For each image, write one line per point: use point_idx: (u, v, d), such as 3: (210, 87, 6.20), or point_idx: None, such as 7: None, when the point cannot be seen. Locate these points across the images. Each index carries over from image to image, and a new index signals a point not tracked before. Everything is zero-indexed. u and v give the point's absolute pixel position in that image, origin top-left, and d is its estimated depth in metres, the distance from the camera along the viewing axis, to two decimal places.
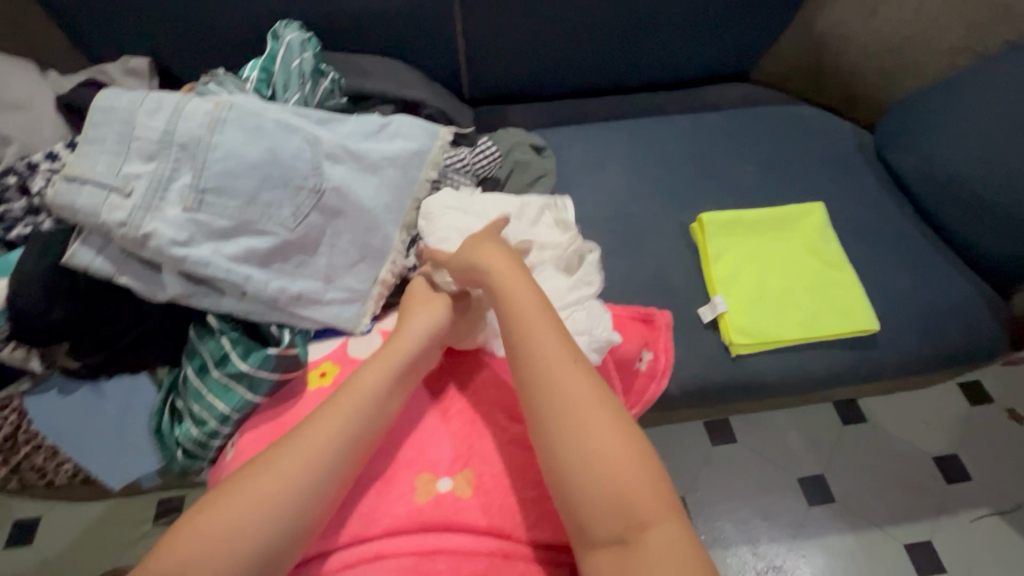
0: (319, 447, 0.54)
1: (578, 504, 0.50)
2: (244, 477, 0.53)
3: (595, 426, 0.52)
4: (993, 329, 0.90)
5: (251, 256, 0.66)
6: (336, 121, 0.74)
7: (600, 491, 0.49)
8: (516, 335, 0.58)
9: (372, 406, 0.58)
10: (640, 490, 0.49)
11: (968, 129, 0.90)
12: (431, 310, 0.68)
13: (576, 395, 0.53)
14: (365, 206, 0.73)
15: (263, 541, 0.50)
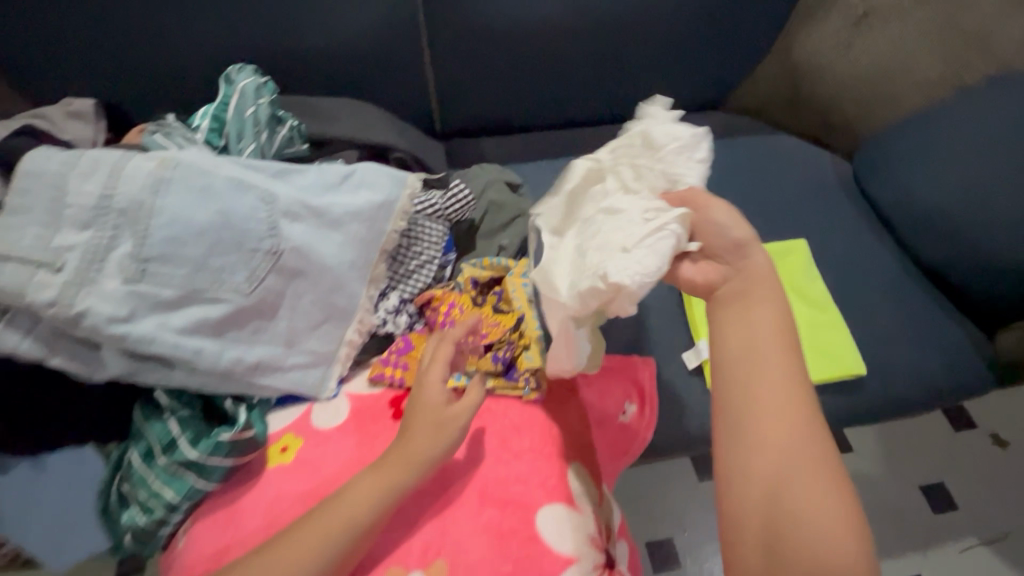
0: (314, 546, 0.54)
1: (737, 522, 0.50)
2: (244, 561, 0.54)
3: (775, 450, 0.50)
4: (978, 366, 0.89)
5: (202, 327, 0.61)
6: (295, 173, 0.69)
7: (768, 523, 0.49)
8: (736, 338, 0.56)
9: (367, 522, 0.56)
10: (823, 543, 0.46)
11: (949, 163, 0.89)
12: (430, 426, 0.61)
13: (772, 415, 0.52)
14: (328, 264, 0.68)
15: None
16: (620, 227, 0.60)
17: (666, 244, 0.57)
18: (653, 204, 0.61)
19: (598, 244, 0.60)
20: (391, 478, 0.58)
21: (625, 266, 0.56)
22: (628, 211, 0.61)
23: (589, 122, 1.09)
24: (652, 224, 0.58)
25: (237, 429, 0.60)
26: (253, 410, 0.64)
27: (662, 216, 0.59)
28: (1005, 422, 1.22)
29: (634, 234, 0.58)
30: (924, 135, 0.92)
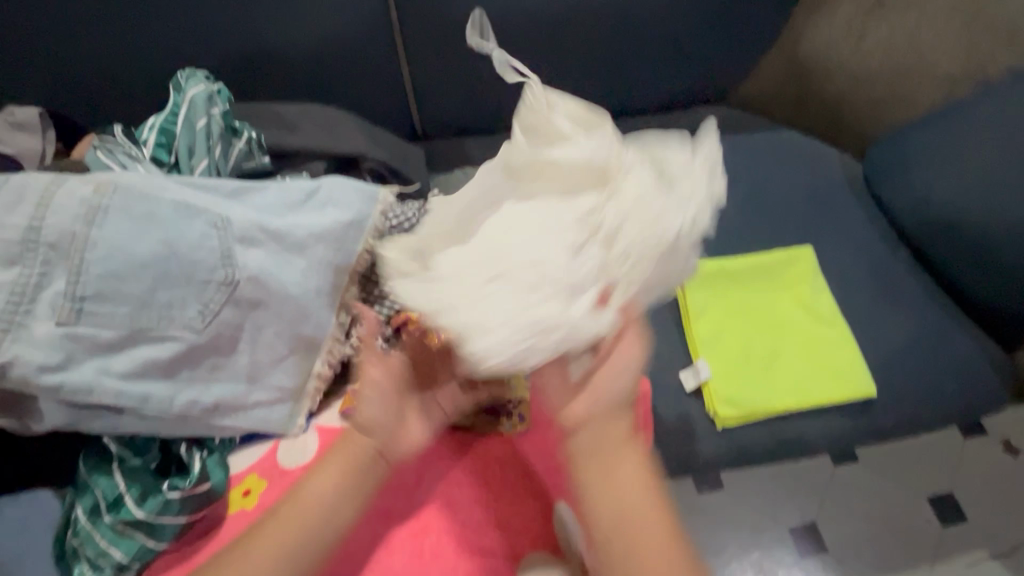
0: None
1: None
2: None
3: None
4: (994, 383, 0.83)
5: (150, 369, 0.55)
6: (253, 192, 0.63)
7: None
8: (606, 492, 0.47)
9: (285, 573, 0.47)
10: None
11: (970, 163, 0.82)
12: (348, 484, 0.50)
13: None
14: (290, 293, 0.62)
15: None
16: (523, 275, 0.46)
17: (540, 342, 0.44)
18: (582, 297, 0.45)
19: (496, 268, 0.46)
20: (299, 530, 0.48)
21: (477, 328, 0.45)
22: (546, 262, 0.46)
23: None
24: (557, 309, 0.44)
25: (190, 482, 0.56)
26: (211, 457, 0.59)
27: (571, 311, 0.44)
28: None
29: (521, 320, 0.44)
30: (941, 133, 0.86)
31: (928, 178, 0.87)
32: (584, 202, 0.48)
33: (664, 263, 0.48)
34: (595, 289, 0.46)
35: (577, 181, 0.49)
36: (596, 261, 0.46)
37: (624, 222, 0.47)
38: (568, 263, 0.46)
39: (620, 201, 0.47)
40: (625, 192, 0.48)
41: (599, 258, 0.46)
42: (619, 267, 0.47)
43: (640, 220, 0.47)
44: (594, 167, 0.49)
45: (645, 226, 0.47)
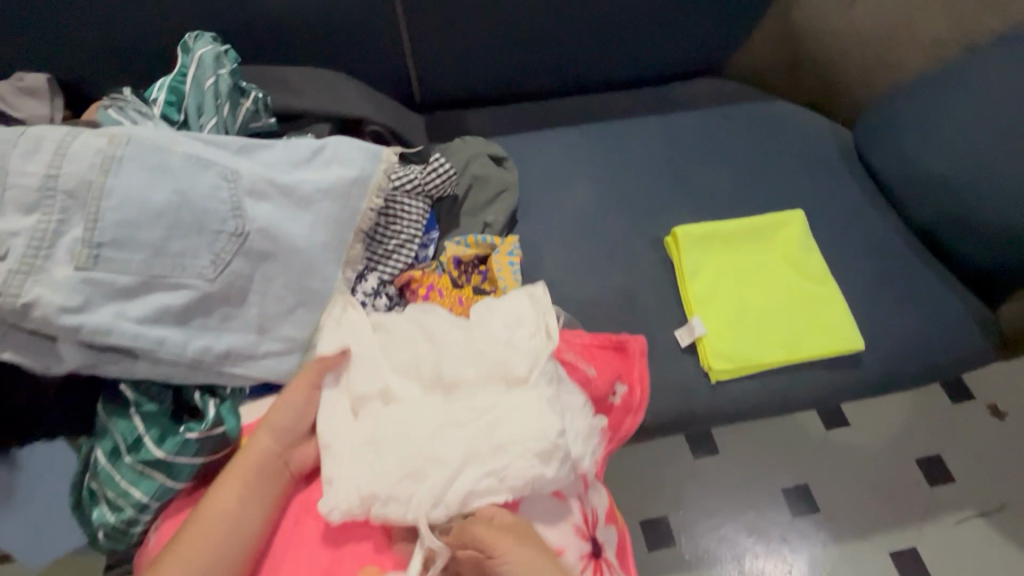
0: None
1: None
2: None
3: None
4: (979, 340, 0.86)
5: (165, 314, 0.57)
6: (260, 149, 0.65)
7: None
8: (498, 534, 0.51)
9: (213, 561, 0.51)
10: None
11: (955, 128, 0.85)
12: (251, 486, 0.55)
13: None
14: (298, 246, 0.64)
15: None
16: (410, 429, 0.55)
17: (409, 471, 0.53)
18: (474, 478, 0.53)
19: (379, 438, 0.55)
20: (216, 523, 0.52)
21: (359, 467, 0.54)
22: (416, 443, 0.54)
23: (577, 91, 1.04)
24: (417, 483, 0.53)
25: (207, 426, 0.58)
26: (224, 403, 0.61)
27: (452, 486, 0.53)
28: (1004, 393, 1.20)
29: (394, 473, 0.53)
30: (928, 100, 0.89)
31: (918, 142, 0.89)
32: (476, 396, 0.58)
33: (540, 465, 0.54)
34: (466, 458, 0.53)
35: (483, 368, 0.60)
36: (479, 449, 0.54)
37: (501, 429, 0.55)
38: (438, 438, 0.54)
39: (502, 405, 0.56)
40: (512, 402, 0.57)
41: (486, 451, 0.54)
42: (497, 461, 0.53)
43: (518, 427, 0.55)
44: (504, 367, 0.60)
45: (525, 429, 0.54)
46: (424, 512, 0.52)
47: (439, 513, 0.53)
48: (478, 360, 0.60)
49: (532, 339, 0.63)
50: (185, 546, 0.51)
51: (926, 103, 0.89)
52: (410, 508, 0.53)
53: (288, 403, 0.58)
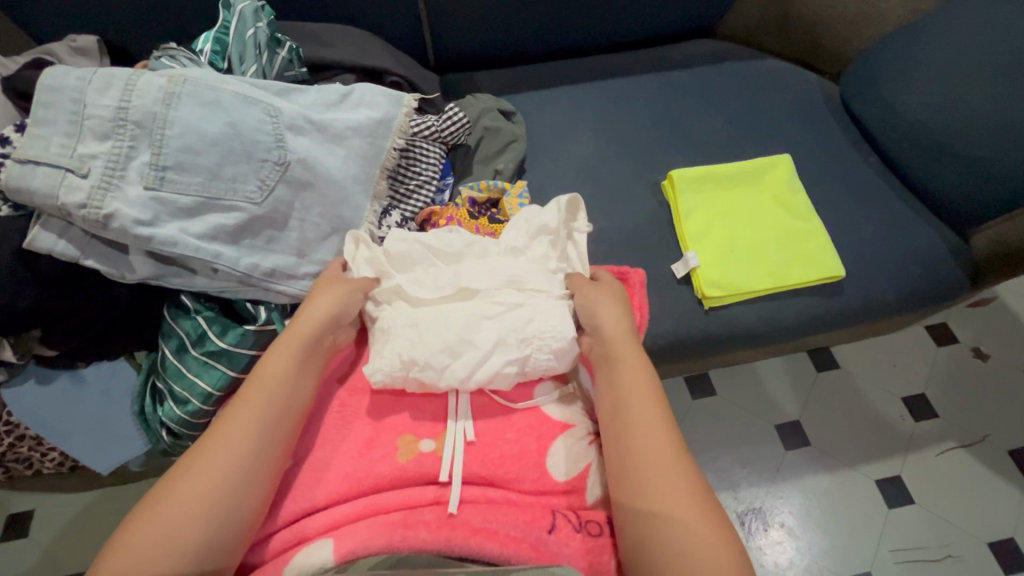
0: (240, 430, 0.53)
1: (637, 458, 0.55)
2: (167, 485, 0.50)
3: (636, 379, 0.60)
4: (954, 270, 0.93)
5: (219, 233, 0.65)
6: (297, 92, 0.73)
7: (647, 457, 0.54)
8: (608, 335, 0.63)
9: (287, 389, 0.57)
10: (666, 469, 0.53)
11: (930, 74, 0.92)
12: (304, 356, 0.60)
13: (635, 385, 0.59)
14: (332, 177, 0.72)
15: (224, 497, 0.50)
16: (444, 316, 0.63)
17: (439, 346, 0.61)
18: (499, 361, 0.62)
19: (415, 319, 0.63)
20: (294, 348, 0.59)
21: (401, 341, 0.62)
22: (450, 326, 0.62)
23: (580, 51, 1.11)
24: (452, 357, 0.61)
25: (261, 322, 0.69)
26: (274, 311, 0.71)
27: (483, 364, 0.61)
28: (988, 336, 1.27)
29: (433, 345, 0.61)
30: (908, 48, 0.95)
31: (898, 89, 0.96)
32: (499, 294, 0.66)
33: (556, 360, 0.64)
34: (494, 342, 0.62)
35: (502, 279, 0.67)
36: (508, 339, 0.62)
37: (528, 324, 0.63)
38: (471, 327, 0.62)
39: (527, 304, 0.65)
40: (536, 306, 0.65)
41: (513, 342, 0.62)
42: (521, 349, 0.62)
43: (543, 325, 0.63)
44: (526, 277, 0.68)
45: (549, 327, 0.63)
46: (458, 381, 0.61)
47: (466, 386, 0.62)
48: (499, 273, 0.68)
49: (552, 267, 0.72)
50: (257, 399, 0.55)
51: (906, 52, 0.96)
52: (441, 372, 0.61)
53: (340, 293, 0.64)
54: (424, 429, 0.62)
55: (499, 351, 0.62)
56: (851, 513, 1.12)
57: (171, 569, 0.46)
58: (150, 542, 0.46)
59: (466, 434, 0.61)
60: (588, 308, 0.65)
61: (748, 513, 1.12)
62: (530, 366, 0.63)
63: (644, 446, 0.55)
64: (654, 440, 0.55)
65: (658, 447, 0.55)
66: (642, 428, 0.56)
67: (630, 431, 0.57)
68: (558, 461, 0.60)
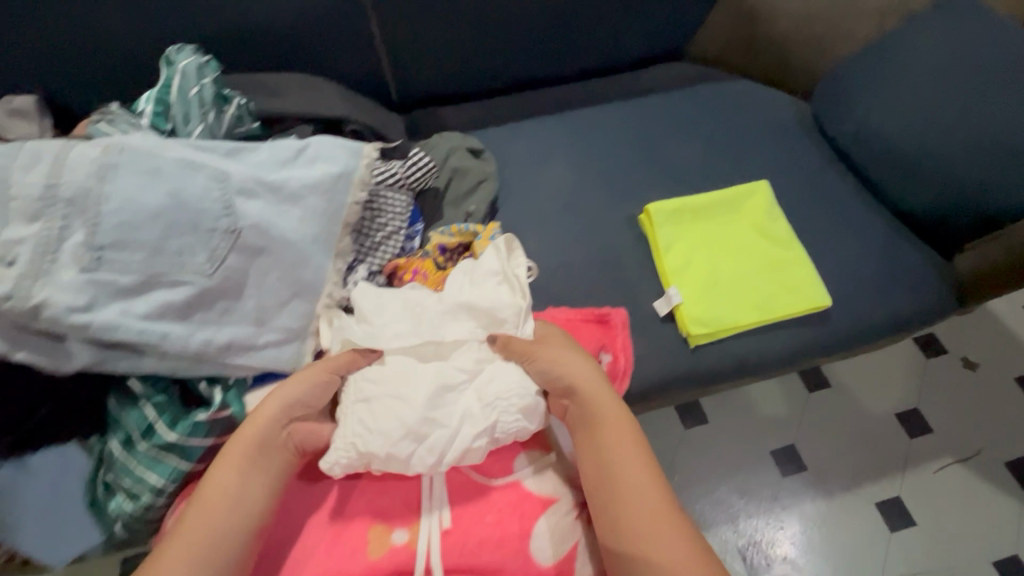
0: (189, 544, 0.50)
1: (628, 530, 0.52)
2: None
3: (614, 439, 0.57)
4: (940, 289, 0.91)
5: (167, 310, 0.61)
6: (246, 151, 0.69)
7: (639, 525, 0.52)
8: (581, 390, 0.60)
9: (234, 500, 0.53)
10: (656, 538, 0.51)
11: (900, 94, 0.91)
12: (255, 463, 0.55)
13: (613, 445, 0.57)
14: (289, 240, 0.68)
15: None
16: (399, 389, 0.60)
17: (402, 427, 0.57)
18: (468, 436, 0.58)
19: (372, 398, 0.60)
20: (243, 453, 0.55)
21: (356, 424, 0.58)
22: (411, 404, 0.59)
23: (547, 82, 1.08)
24: (415, 442, 0.57)
25: (213, 409, 0.63)
26: (230, 390, 0.66)
27: (452, 442, 0.58)
28: (974, 344, 1.26)
29: (393, 430, 0.57)
30: (875, 66, 0.94)
31: (868, 108, 0.94)
32: (460, 358, 0.64)
33: (527, 420, 0.60)
34: (461, 416, 0.59)
35: (472, 329, 0.68)
36: (474, 409, 0.60)
37: (490, 387, 0.61)
38: (434, 401, 0.59)
39: (487, 367, 0.63)
40: (494, 368, 0.63)
41: (478, 410, 0.60)
42: (488, 417, 0.59)
43: (503, 384, 0.61)
44: (493, 314, 0.68)
45: (511, 387, 0.61)
46: (427, 469, 0.57)
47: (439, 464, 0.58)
48: (464, 317, 0.69)
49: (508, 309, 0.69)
50: (202, 514, 0.52)
51: (876, 71, 0.94)
52: (406, 460, 0.57)
53: (294, 386, 0.60)
54: (398, 510, 0.58)
55: (469, 423, 0.59)
56: (853, 540, 1.08)
57: None
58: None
59: (442, 522, 0.57)
60: (546, 368, 0.62)
61: (749, 547, 1.08)
62: (501, 430, 0.60)
63: (631, 515, 0.53)
64: (638, 507, 0.53)
65: (644, 534, 0.52)
66: (627, 505, 0.54)
67: (614, 497, 0.54)
68: (543, 546, 0.56)
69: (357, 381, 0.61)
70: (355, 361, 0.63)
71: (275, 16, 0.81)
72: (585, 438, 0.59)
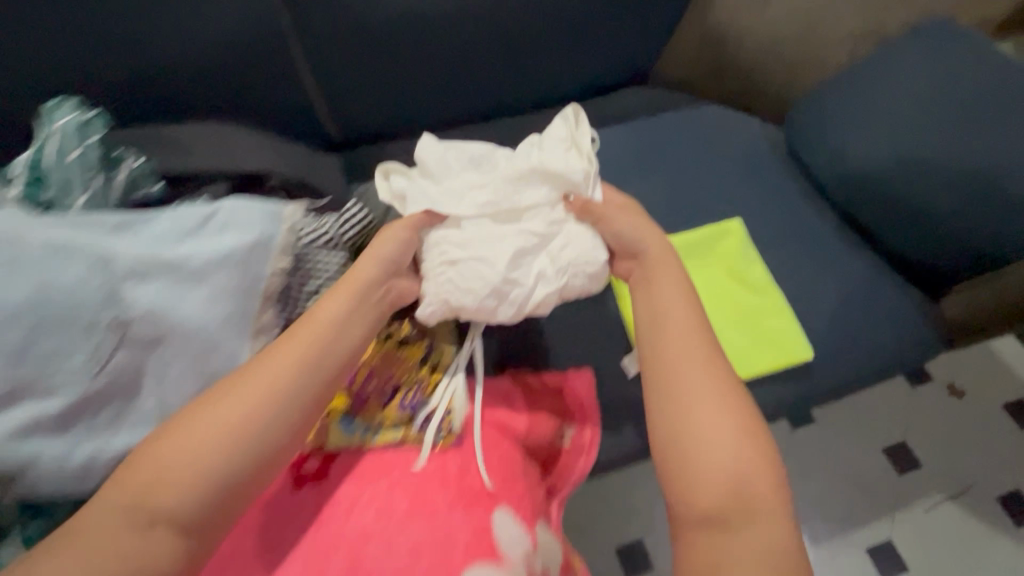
0: (275, 370, 0.50)
1: (690, 413, 0.52)
2: (197, 410, 0.48)
3: (677, 323, 0.58)
4: (926, 333, 0.85)
5: (37, 427, 0.51)
6: (140, 223, 0.59)
7: (701, 412, 0.52)
8: (655, 270, 0.62)
9: (332, 335, 0.54)
10: (716, 417, 0.51)
11: (877, 124, 0.85)
12: (355, 302, 0.57)
13: (679, 324, 0.58)
14: (194, 326, 0.58)
15: (256, 442, 0.48)
16: (483, 253, 0.63)
17: (484, 286, 0.62)
18: (545, 293, 0.64)
19: (462, 252, 0.63)
20: (351, 290, 0.57)
21: (449, 280, 0.62)
22: (494, 266, 0.62)
23: (501, 113, 1.00)
24: (499, 300, 0.63)
25: None
26: None
27: (529, 299, 0.63)
28: (959, 370, 1.21)
29: (480, 289, 0.62)
30: (850, 96, 0.88)
31: (844, 138, 0.88)
32: (533, 220, 0.65)
33: (589, 283, 0.66)
34: (536, 276, 0.64)
35: (545, 193, 0.66)
36: (548, 271, 0.64)
37: (564, 251, 0.64)
38: (514, 264, 0.63)
39: (563, 231, 0.65)
40: (568, 231, 0.65)
41: (552, 272, 0.64)
42: (560, 280, 0.64)
43: (576, 251, 0.64)
44: (567, 180, 0.67)
45: (583, 255, 0.64)
46: (508, 320, 0.64)
47: (510, 317, 0.64)
48: (538, 183, 0.66)
49: (583, 165, 0.69)
50: (298, 340, 0.52)
51: (850, 99, 0.88)
52: (491, 315, 0.63)
53: (393, 237, 0.62)
54: None
55: (546, 279, 0.64)
56: None
57: (195, 503, 0.45)
58: (189, 439, 0.46)
59: None
60: (623, 233, 0.65)
61: None
62: (568, 292, 0.65)
63: (694, 390, 0.53)
64: (700, 386, 0.54)
65: (704, 415, 0.52)
66: (692, 383, 0.54)
67: (676, 366, 0.55)
68: None
69: (437, 241, 0.63)
70: (432, 219, 0.65)
71: (183, 60, 0.71)
72: (651, 311, 0.60)
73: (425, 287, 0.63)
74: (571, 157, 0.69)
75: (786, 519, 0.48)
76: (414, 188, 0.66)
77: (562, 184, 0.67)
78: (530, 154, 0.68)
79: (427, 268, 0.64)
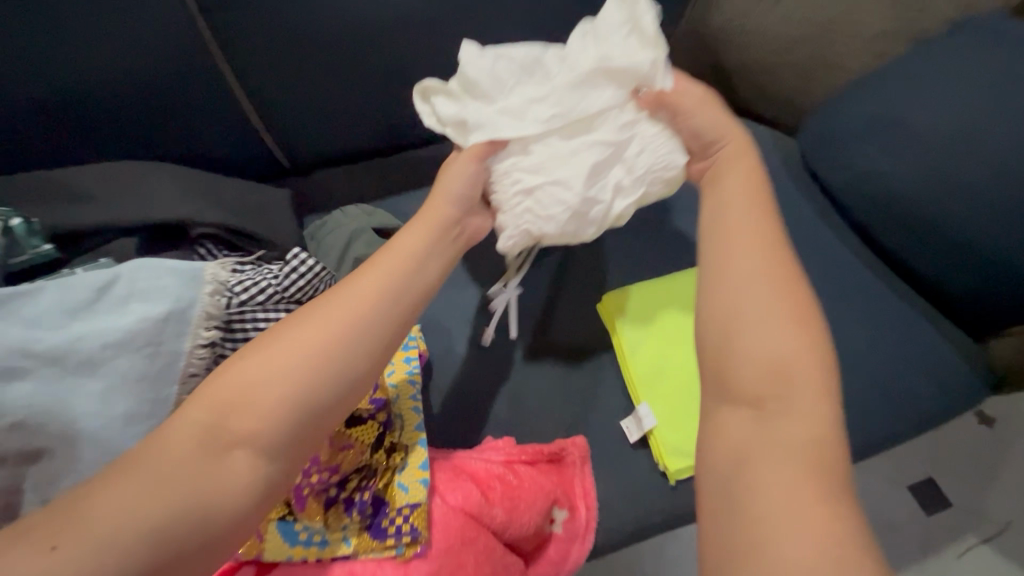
0: (356, 294, 0.46)
1: (759, 312, 0.42)
2: (271, 334, 0.44)
3: (737, 221, 0.47)
4: (967, 378, 0.74)
5: None
6: (13, 300, 0.47)
7: (760, 303, 0.43)
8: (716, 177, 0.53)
9: (415, 266, 0.50)
10: (771, 336, 0.41)
11: (910, 138, 0.72)
12: (437, 238, 0.53)
13: (739, 220, 0.47)
14: (87, 428, 0.47)
15: (323, 379, 0.43)
16: (557, 172, 0.56)
17: (567, 210, 0.56)
18: (623, 207, 0.58)
19: (533, 176, 0.57)
20: (430, 226, 0.54)
21: (523, 206, 0.57)
22: (572, 184, 0.56)
23: None
24: (579, 220, 0.57)
25: None
26: None
27: (611, 214, 0.58)
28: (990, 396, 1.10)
29: (560, 211, 0.56)
30: (880, 103, 0.75)
31: (870, 155, 0.76)
32: (604, 127, 0.58)
33: (665, 189, 0.59)
34: (614, 189, 0.58)
35: (612, 94, 0.58)
36: (625, 181, 0.58)
37: (639, 158, 0.57)
38: (592, 176, 0.57)
39: (636, 133, 0.58)
40: (643, 134, 0.58)
41: (631, 182, 0.58)
42: (637, 189, 0.58)
43: (653, 155, 0.57)
44: (634, 74, 0.58)
45: (660, 159, 0.57)
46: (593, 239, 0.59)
47: (594, 235, 0.60)
48: (602, 84, 0.58)
49: (647, 48, 0.58)
50: (378, 266, 0.49)
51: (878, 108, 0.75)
52: (573, 234, 0.58)
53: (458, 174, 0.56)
54: None
55: (625, 193, 0.58)
56: None
57: (269, 418, 0.40)
58: (265, 364, 0.42)
59: None
60: (696, 129, 0.56)
61: None
62: (646, 200, 0.60)
63: (763, 298, 0.43)
64: (772, 295, 0.43)
65: (775, 319, 0.42)
66: (755, 285, 0.44)
67: (726, 270, 0.45)
68: None
69: (507, 169, 0.57)
70: (493, 147, 0.58)
71: (74, 89, 0.58)
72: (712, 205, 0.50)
73: (503, 220, 0.57)
74: (635, 42, 0.58)
75: (844, 452, 0.38)
76: (468, 114, 0.59)
77: (627, 80, 0.58)
78: (584, 53, 0.60)
79: (499, 199, 0.58)
